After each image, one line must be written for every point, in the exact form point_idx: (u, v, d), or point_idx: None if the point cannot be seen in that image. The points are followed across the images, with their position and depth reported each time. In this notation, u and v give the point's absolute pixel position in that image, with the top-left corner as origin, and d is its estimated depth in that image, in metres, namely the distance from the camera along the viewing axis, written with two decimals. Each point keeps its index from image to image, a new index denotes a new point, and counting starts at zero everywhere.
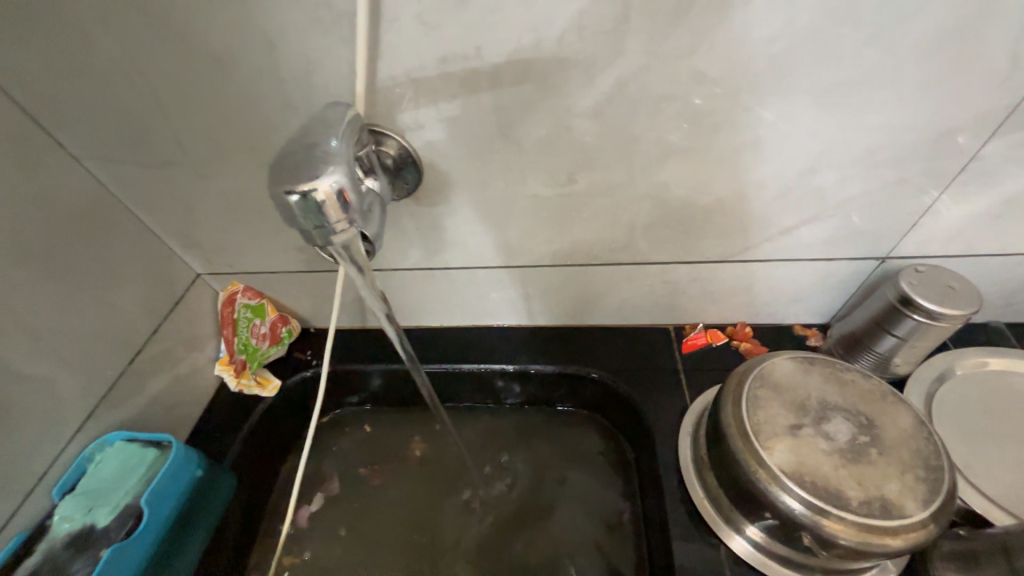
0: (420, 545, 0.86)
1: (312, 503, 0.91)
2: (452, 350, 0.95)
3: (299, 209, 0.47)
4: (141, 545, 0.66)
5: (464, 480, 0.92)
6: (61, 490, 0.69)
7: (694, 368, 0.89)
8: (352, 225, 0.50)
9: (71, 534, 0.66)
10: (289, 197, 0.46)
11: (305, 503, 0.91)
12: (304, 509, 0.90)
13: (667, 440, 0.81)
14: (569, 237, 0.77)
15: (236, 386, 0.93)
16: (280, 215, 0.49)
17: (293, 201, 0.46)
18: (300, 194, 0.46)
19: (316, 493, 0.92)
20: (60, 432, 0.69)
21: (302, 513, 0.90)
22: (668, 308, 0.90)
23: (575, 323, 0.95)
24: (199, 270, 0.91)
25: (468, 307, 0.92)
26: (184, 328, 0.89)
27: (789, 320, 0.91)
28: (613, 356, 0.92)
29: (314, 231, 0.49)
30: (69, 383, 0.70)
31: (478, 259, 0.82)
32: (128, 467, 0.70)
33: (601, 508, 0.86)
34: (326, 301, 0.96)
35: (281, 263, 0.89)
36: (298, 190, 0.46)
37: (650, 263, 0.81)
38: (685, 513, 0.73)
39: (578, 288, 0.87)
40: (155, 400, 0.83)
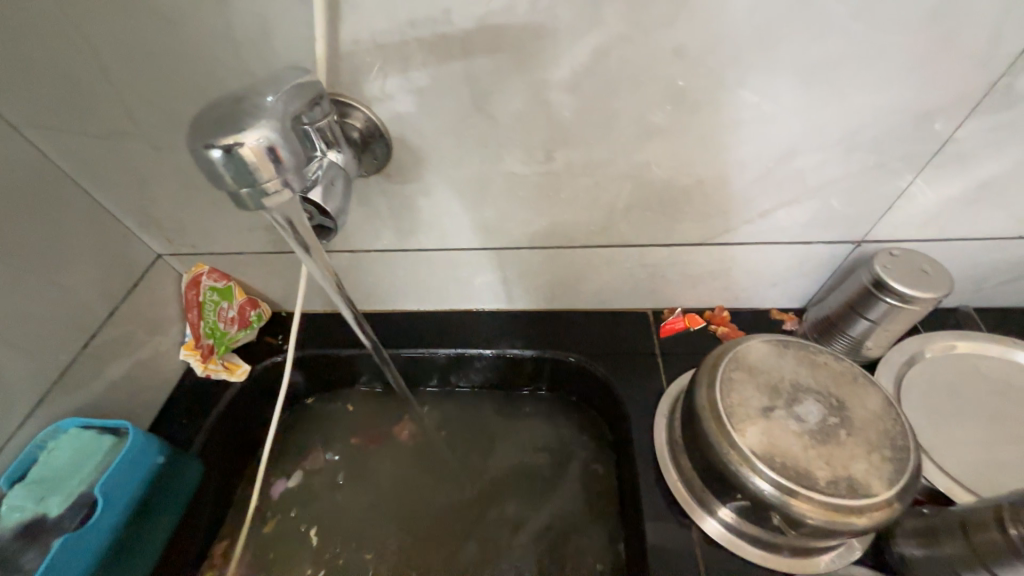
0: (395, 530, 0.84)
1: (290, 478, 0.90)
2: (429, 334, 0.93)
3: (222, 165, 0.44)
4: (99, 533, 0.63)
5: (440, 465, 0.91)
6: (10, 478, 0.65)
7: (671, 352, 0.89)
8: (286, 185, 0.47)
9: (20, 524, 0.62)
10: (210, 152, 0.43)
11: (284, 477, 0.90)
12: (280, 483, 0.90)
13: (643, 423, 0.81)
14: (547, 218, 0.75)
15: (202, 371, 0.90)
16: (203, 174, 0.46)
17: (215, 156, 0.43)
18: (222, 148, 0.43)
19: (297, 470, 0.91)
20: (8, 418, 0.65)
21: (278, 486, 0.89)
22: (647, 292, 0.90)
23: (554, 307, 0.94)
24: (161, 250, 0.87)
25: (444, 290, 0.90)
26: (145, 310, 0.85)
27: (767, 305, 0.91)
28: (591, 340, 0.91)
29: (243, 192, 0.46)
30: (17, 367, 0.66)
31: (454, 240, 0.79)
32: (83, 454, 0.67)
33: (578, 491, 0.86)
34: (297, 283, 0.93)
35: (247, 244, 0.85)
36: (221, 143, 0.43)
37: (629, 246, 0.80)
38: (659, 495, 0.73)
39: (557, 271, 0.85)
40: (114, 385, 0.80)
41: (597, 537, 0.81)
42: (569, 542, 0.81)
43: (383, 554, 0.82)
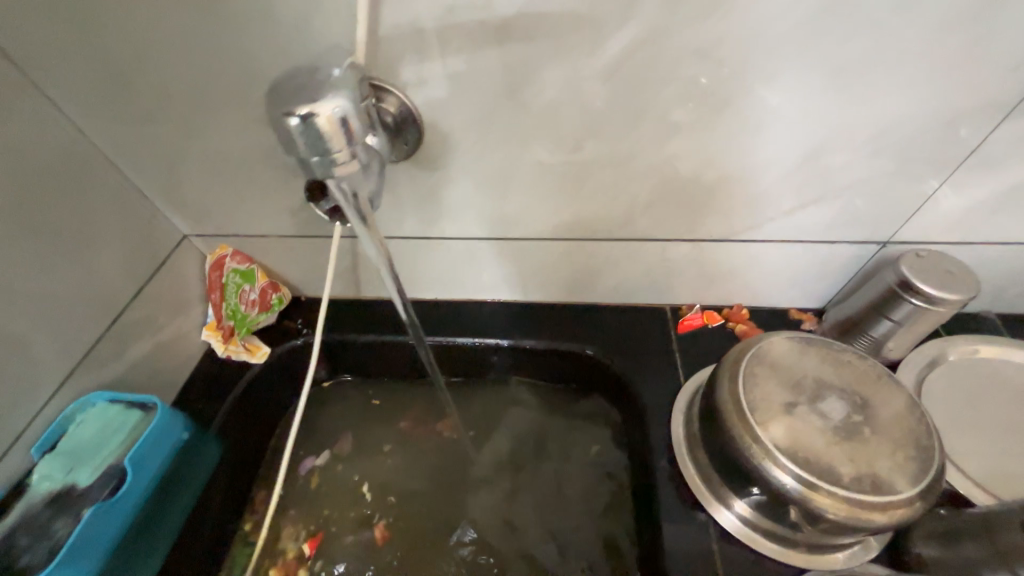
0: (410, 514, 0.86)
1: (318, 457, 0.91)
2: (447, 324, 0.93)
3: (299, 133, 0.47)
4: (125, 506, 0.64)
5: (454, 453, 0.92)
6: (41, 448, 0.66)
7: (689, 349, 0.89)
8: (354, 156, 0.50)
9: (50, 494, 0.63)
10: (289, 120, 0.46)
11: (309, 454, 0.92)
12: (308, 460, 0.92)
13: (660, 418, 0.81)
14: (570, 210, 0.75)
15: (223, 352, 0.91)
16: (281, 143, 0.49)
17: (294, 123, 0.46)
18: (300, 116, 0.46)
19: (324, 448, 0.93)
20: (37, 391, 0.66)
21: (305, 462, 0.91)
22: (667, 288, 0.90)
23: (573, 301, 0.94)
24: (187, 231, 0.88)
25: (464, 280, 0.91)
26: (170, 290, 0.86)
27: (786, 304, 0.91)
28: (609, 334, 0.91)
29: (315, 160, 0.49)
30: (48, 340, 0.67)
31: (478, 230, 0.80)
32: (110, 429, 0.67)
33: (592, 484, 0.86)
34: (319, 269, 0.93)
35: (271, 228, 0.86)
36: (299, 112, 0.46)
37: (652, 241, 0.80)
38: (675, 488, 0.74)
39: (577, 264, 0.85)
40: (140, 362, 0.81)
41: (610, 528, 0.82)
42: (582, 533, 0.82)
43: (398, 538, 0.84)
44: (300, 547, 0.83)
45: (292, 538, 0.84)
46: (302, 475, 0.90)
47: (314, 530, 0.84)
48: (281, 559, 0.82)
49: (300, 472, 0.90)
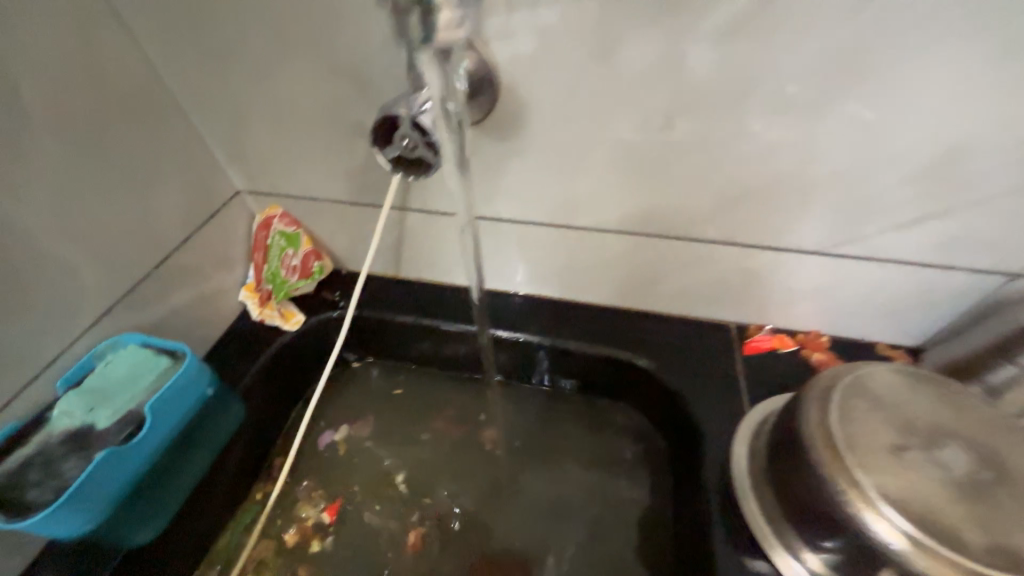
0: (426, 508, 0.80)
1: (336, 432, 0.87)
2: (489, 314, 0.87)
3: None
4: (137, 455, 0.61)
5: (479, 453, 0.86)
6: (66, 382, 0.63)
7: (757, 373, 0.79)
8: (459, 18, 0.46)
9: (67, 431, 0.60)
10: None
11: (330, 427, 0.88)
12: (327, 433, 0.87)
13: (717, 448, 0.72)
14: (643, 199, 0.68)
15: (259, 315, 0.89)
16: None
17: None
18: None
19: (343, 423, 0.89)
20: (73, 323, 0.64)
21: (324, 436, 0.87)
22: (738, 303, 0.80)
23: (629, 306, 0.85)
24: (240, 186, 0.86)
25: (511, 269, 0.84)
26: (216, 243, 0.84)
27: (872, 337, 0.80)
28: (667, 347, 0.82)
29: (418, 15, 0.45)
30: (92, 273, 0.65)
31: (539, 212, 0.74)
32: (138, 372, 0.65)
33: (624, 506, 0.79)
34: (364, 240, 0.90)
35: (324, 191, 0.83)
36: None
37: (732, 244, 0.71)
38: (732, 528, 0.64)
39: (640, 264, 0.78)
40: (175, 311, 0.78)
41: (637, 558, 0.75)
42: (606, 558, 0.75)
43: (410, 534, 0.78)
44: (319, 514, 0.79)
45: (312, 505, 0.80)
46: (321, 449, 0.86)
47: (331, 501, 0.80)
48: (297, 524, 0.78)
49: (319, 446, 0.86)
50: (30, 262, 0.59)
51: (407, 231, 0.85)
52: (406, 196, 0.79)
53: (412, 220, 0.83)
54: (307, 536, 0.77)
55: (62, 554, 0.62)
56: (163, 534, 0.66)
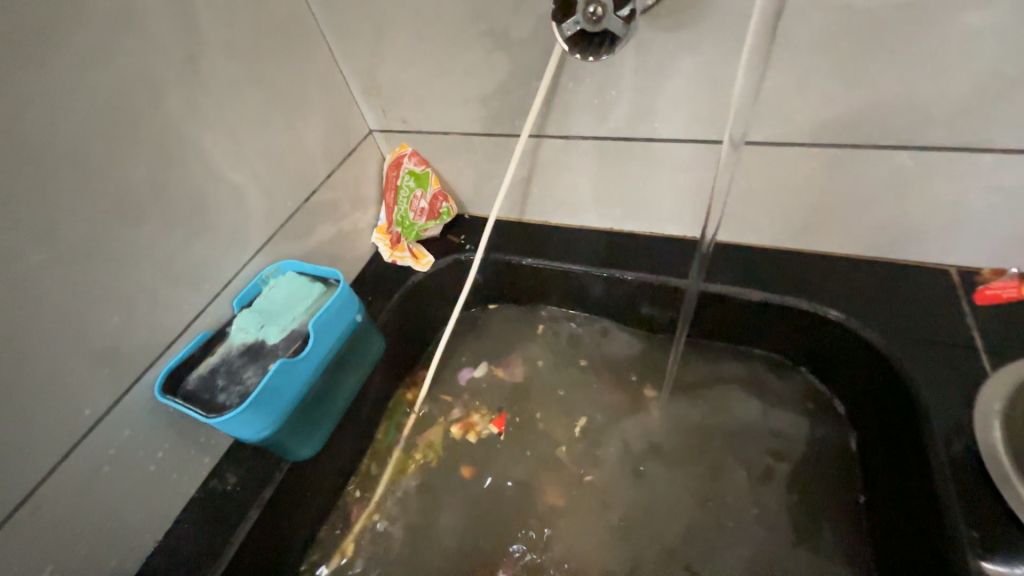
0: (557, 455, 0.78)
1: (477, 367, 0.89)
2: (626, 255, 0.79)
3: None
4: (306, 369, 0.63)
5: (613, 407, 0.81)
6: (240, 302, 0.68)
7: (997, 330, 0.60)
8: None
9: (244, 345, 0.64)
10: None
11: (470, 363, 0.89)
12: (468, 369, 0.89)
13: (947, 413, 0.56)
14: (854, 93, 0.55)
15: (390, 257, 0.89)
16: None
17: None
18: None
19: (482, 358, 0.90)
20: (243, 247, 0.68)
21: (464, 371, 0.89)
22: (969, 238, 0.62)
23: (802, 248, 0.72)
24: (373, 126, 0.86)
25: (658, 203, 0.75)
26: (352, 183, 0.85)
27: None
28: (859, 294, 0.67)
29: None
30: (257, 201, 0.69)
31: (702, 129, 0.64)
32: (297, 296, 0.68)
33: (784, 474, 0.71)
34: (491, 178, 0.85)
35: (454, 122, 0.79)
36: None
37: (981, 152, 0.55)
38: (984, 511, 0.50)
39: (832, 189, 0.63)
40: (320, 247, 0.81)
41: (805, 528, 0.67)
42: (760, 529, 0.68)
43: (542, 480, 0.76)
44: (489, 425, 0.82)
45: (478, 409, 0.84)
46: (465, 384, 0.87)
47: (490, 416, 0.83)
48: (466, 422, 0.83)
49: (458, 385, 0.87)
50: (210, 183, 0.62)
51: (542, 163, 0.78)
52: (544, 121, 0.72)
53: (547, 150, 0.76)
54: (470, 432, 0.81)
55: (236, 461, 0.68)
56: (321, 448, 0.71)
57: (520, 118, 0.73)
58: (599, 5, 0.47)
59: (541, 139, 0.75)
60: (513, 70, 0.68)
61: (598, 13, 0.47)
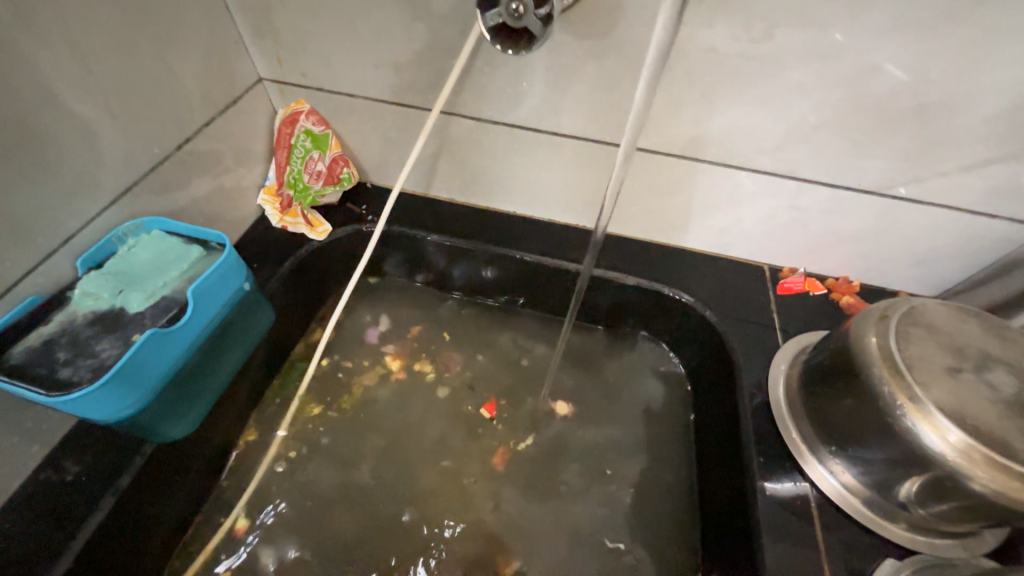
0: (453, 422, 0.81)
1: (379, 323, 0.89)
2: (526, 237, 0.86)
3: None
4: (180, 342, 0.56)
5: (505, 377, 0.86)
6: (87, 262, 0.57)
7: (789, 312, 0.80)
8: None
9: (94, 312, 0.54)
10: None
11: (372, 322, 0.90)
12: (371, 329, 0.89)
13: (753, 376, 0.74)
14: (717, 118, 0.67)
15: (279, 222, 0.82)
16: None
17: None
18: None
19: (382, 315, 0.90)
20: (93, 195, 0.56)
21: (370, 332, 0.88)
22: (777, 244, 0.81)
23: (666, 242, 0.86)
24: (264, 74, 0.77)
25: (556, 191, 0.82)
26: (236, 134, 0.75)
27: (895, 286, 0.82)
28: (703, 282, 0.83)
29: None
30: (114, 141, 0.58)
31: (599, 130, 0.72)
32: (167, 258, 0.59)
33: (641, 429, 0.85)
34: (397, 149, 0.83)
35: (362, 85, 0.75)
36: None
37: (791, 180, 0.71)
38: (770, 445, 0.68)
39: (694, 195, 0.77)
40: (195, 203, 0.71)
41: (667, 476, 0.78)
42: (631, 486, 0.77)
43: (438, 447, 0.79)
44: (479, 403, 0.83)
45: (431, 363, 0.86)
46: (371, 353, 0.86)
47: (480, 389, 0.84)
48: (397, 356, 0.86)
49: (368, 340, 0.88)
50: (45, 112, 0.50)
51: (451, 142, 0.79)
52: (456, 99, 0.74)
53: (458, 128, 0.77)
54: (396, 362, 0.86)
55: (78, 449, 0.59)
56: (196, 428, 0.65)
57: (433, 92, 0.73)
58: (522, 3, 0.50)
59: (452, 116, 0.76)
60: (430, 42, 0.67)
61: (521, 11, 0.50)
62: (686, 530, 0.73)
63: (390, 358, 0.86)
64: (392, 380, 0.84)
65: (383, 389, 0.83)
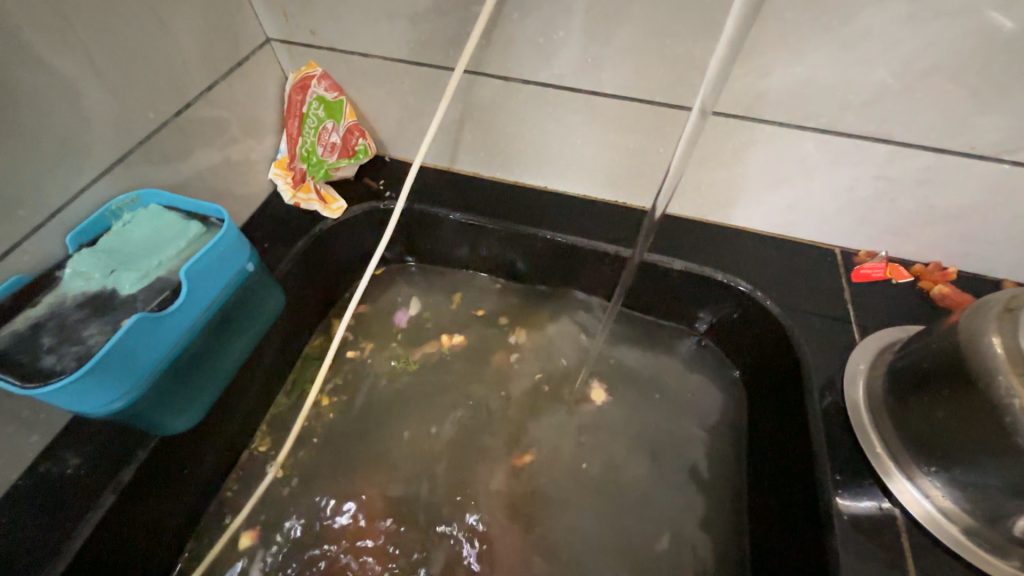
0: (475, 417, 0.74)
1: (410, 308, 0.84)
2: (560, 216, 0.77)
3: None
4: (176, 326, 0.52)
5: (533, 369, 0.78)
6: (78, 239, 0.52)
7: (866, 303, 0.69)
8: None
9: (84, 294, 0.50)
10: None
11: (404, 305, 0.84)
12: (401, 313, 0.83)
13: (825, 378, 0.63)
14: (794, 68, 0.55)
15: (292, 199, 0.77)
16: None
17: None
18: None
19: (415, 298, 0.85)
20: (80, 164, 0.51)
21: (400, 315, 0.83)
22: (856, 223, 0.69)
23: (720, 222, 0.75)
24: (272, 35, 0.70)
25: (594, 162, 0.72)
26: (242, 102, 0.69)
27: (998, 274, 0.69)
28: (765, 268, 0.72)
29: None
30: (101, 103, 0.52)
31: (646, 88, 0.61)
32: (166, 236, 0.55)
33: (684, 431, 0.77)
34: (416, 116, 0.75)
35: (375, 42, 0.67)
36: None
37: (882, 144, 0.59)
38: (846, 459, 0.57)
39: (757, 164, 0.66)
40: (199, 177, 0.66)
41: (716, 486, 0.68)
42: (674, 497, 0.68)
43: (461, 446, 0.72)
44: (504, 398, 0.76)
45: (478, 355, 0.80)
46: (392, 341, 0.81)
47: (511, 384, 0.77)
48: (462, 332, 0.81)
49: (396, 322, 0.82)
50: (16, 65, 0.44)
51: (476, 107, 0.70)
52: (482, 55, 0.64)
53: (484, 91, 0.68)
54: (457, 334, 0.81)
55: (78, 439, 0.56)
56: (200, 420, 0.60)
57: (454, 47, 0.64)
58: None
59: (478, 76, 0.67)
60: None
61: None
62: (738, 548, 0.65)
63: (448, 334, 0.81)
64: (410, 369, 0.78)
65: (401, 380, 0.77)
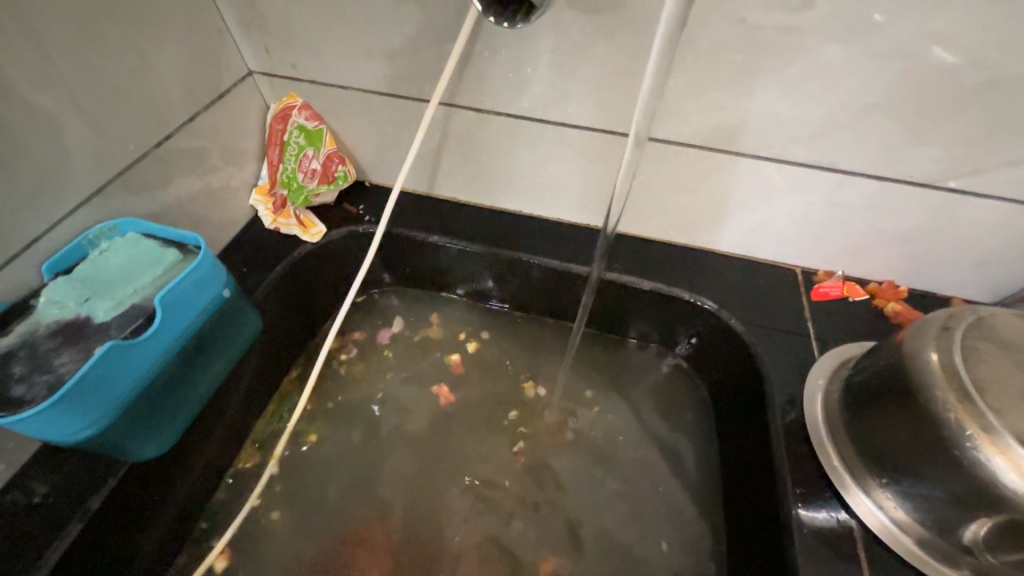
0: (452, 437, 0.75)
1: (392, 326, 0.85)
2: (535, 238, 0.79)
3: None
4: (149, 352, 0.52)
5: (510, 388, 0.80)
6: (54, 268, 0.53)
7: (826, 321, 0.72)
8: None
9: (58, 322, 0.51)
10: None
11: (386, 325, 0.85)
12: (383, 331, 0.85)
13: (787, 393, 0.66)
14: (744, 103, 0.59)
15: (272, 224, 0.78)
16: None
17: None
18: None
19: (397, 316, 0.87)
20: (60, 196, 0.53)
21: (383, 333, 0.84)
22: (813, 245, 0.73)
23: (686, 244, 0.79)
24: (255, 68, 0.73)
25: (565, 188, 0.75)
26: (223, 132, 0.71)
27: (948, 291, 0.73)
28: (730, 288, 0.75)
29: None
30: (81, 138, 0.54)
31: (611, 120, 0.65)
32: (142, 263, 0.56)
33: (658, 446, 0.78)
34: (394, 144, 0.77)
35: (354, 76, 0.70)
36: None
37: (829, 172, 0.63)
38: (806, 472, 0.59)
39: (717, 191, 0.69)
40: (179, 205, 0.67)
41: (687, 501, 0.70)
42: (646, 513, 0.69)
43: (437, 466, 0.73)
44: (481, 417, 0.77)
45: (457, 374, 0.81)
46: (371, 362, 0.82)
47: (488, 403, 0.78)
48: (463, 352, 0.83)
49: (379, 340, 0.84)
50: None
51: (452, 136, 0.73)
52: (456, 89, 0.68)
53: (458, 121, 0.72)
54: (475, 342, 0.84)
55: (48, 468, 0.55)
56: (172, 446, 0.60)
57: (429, 82, 0.68)
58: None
59: (452, 107, 0.70)
60: (425, 26, 0.62)
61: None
62: (708, 563, 0.66)
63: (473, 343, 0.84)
64: (388, 389, 0.79)
65: (379, 400, 0.78)
